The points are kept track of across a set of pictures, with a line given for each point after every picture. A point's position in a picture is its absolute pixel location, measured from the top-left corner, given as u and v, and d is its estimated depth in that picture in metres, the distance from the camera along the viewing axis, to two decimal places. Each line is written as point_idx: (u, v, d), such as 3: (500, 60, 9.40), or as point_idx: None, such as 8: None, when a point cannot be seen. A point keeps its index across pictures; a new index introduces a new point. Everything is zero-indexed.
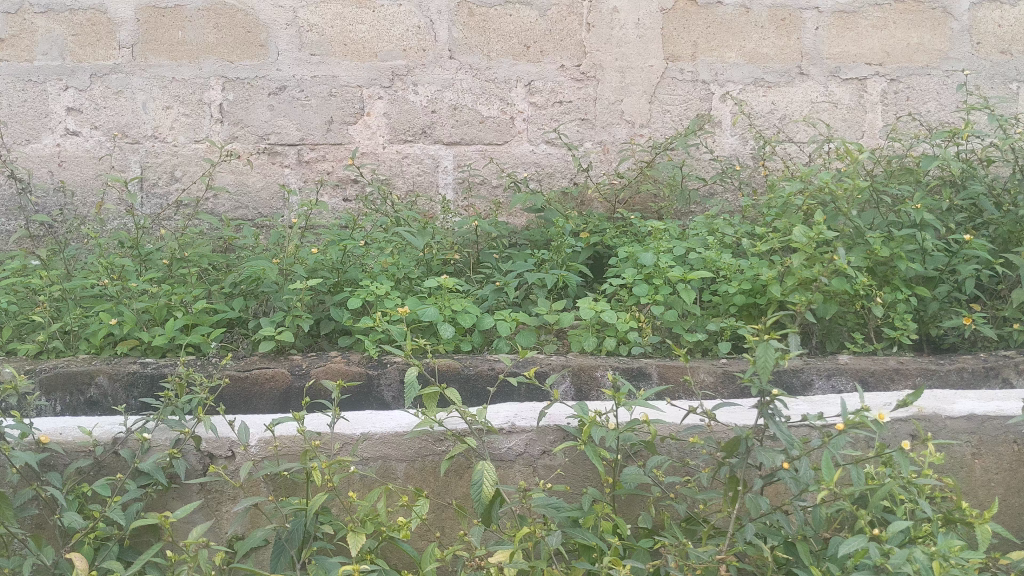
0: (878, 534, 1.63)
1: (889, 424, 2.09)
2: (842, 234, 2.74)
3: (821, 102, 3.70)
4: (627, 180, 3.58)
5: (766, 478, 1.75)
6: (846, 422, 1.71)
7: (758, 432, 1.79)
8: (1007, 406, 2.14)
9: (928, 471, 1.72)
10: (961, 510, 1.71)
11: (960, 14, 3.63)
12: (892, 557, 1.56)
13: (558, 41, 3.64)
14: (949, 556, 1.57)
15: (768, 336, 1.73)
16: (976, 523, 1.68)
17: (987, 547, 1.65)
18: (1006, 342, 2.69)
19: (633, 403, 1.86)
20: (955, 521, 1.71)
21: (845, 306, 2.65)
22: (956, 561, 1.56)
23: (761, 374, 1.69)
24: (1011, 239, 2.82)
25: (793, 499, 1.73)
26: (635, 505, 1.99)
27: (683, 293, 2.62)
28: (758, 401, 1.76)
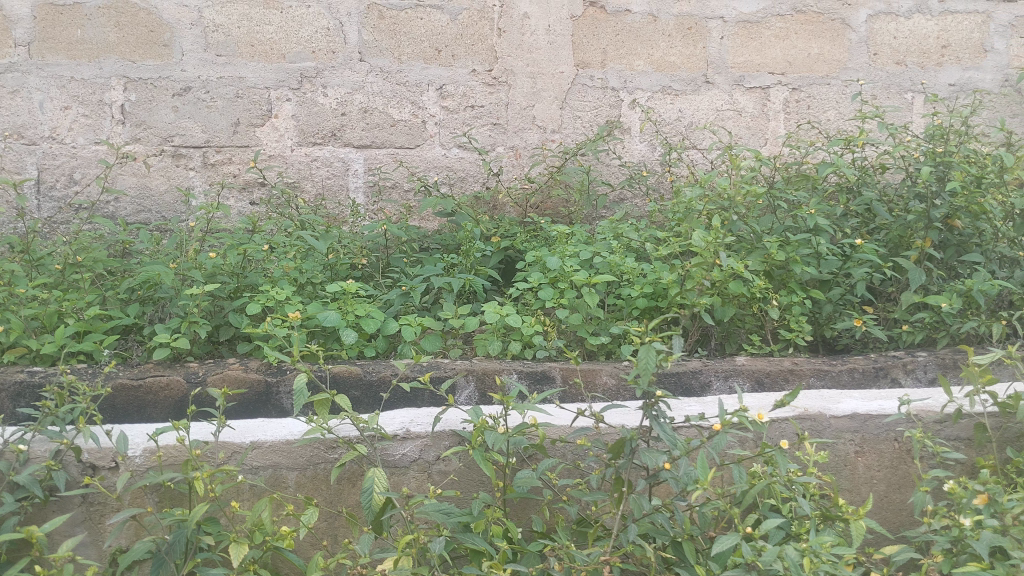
0: (752, 532, 1.67)
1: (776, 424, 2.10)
2: (742, 240, 2.83)
3: (726, 110, 3.78)
4: (537, 185, 3.60)
5: (651, 479, 1.76)
6: (725, 422, 1.73)
7: (647, 434, 1.81)
8: (889, 405, 2.14)
9: (805, 470, 1.77)
10: (838, 507, 1.77)
11: (858, 25, 3.75)
12: (763, 555, 1.60)
13: (469, 45, 3.65)
14: (820, 552, 1.62)
15: (650, 338, 1.74)
16: (851, 520, 1.75)
17: (861, 543, 1.71)
18: (895, 343, 2.78)
19: (522, 406, 1.84)
20: (833, 518, 1.76)
21: (743, 309, 2.72)
22: (827, 558, 1.61)
23: (643, 376, 1.71)
24: (901, 244, 2.91)
25: (676, 499, 1.75)
26: (528, 509, 1.99)
27: (587, 296, 2.63)
28: (644, 403, 1.77)
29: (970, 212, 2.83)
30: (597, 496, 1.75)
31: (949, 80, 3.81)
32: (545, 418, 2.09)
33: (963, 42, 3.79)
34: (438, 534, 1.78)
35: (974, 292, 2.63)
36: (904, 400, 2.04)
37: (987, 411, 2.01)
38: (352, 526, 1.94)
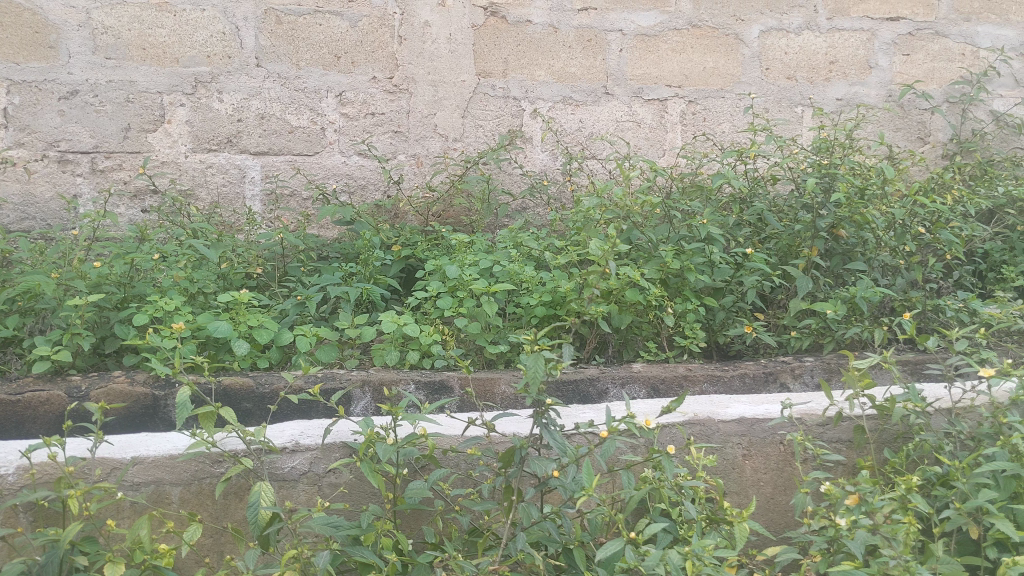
0: (636, 537, 1.68)
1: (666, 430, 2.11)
2: (639, 250, 2.91)
3: (625, 122, 3.83)
4: (438, 194, 3.59)
5: (540, 487, 1.75)
6: (612, 429, 1.75)
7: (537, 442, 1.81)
8: (775, 410, 2.17)
9: (692, 474, 1.81)
10: (723, 510, 1.80)
11: (750, 41, 3.86)
12: (646, 559, 1.61)
13: (369, 52, 3.62)
14: (702, 556, 1.63)
15: (539, 345, 1.74)
16: (735, 522, 1.76)
17: (743, 545, 1.74)
18: (785, 349, 2.87)
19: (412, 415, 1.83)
20: (719, 521, 1.79)
21: (640, 316, 2.76)
22: (709, 560, 1.63)
23: (532, 384, 1.71)
24: (789, 252, 3.01)
25: (563, 506, 1.75)
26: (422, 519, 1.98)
27: (486, 305, 2.60)
28: (534, 411, 1.77)
29: (854, 221, 2.93)
30: (486, 505, 1.74)
31: (837, 94, 3.95)
32: (439, 427, 2.09)
33: (849, 58, 3.94)
34: (325, 548, 1.74)
35: (857, 299, 2.74)
36: (785, 403, 2.08)
37: (866, 413, 2.06)
38: (238, 542, 1.89)
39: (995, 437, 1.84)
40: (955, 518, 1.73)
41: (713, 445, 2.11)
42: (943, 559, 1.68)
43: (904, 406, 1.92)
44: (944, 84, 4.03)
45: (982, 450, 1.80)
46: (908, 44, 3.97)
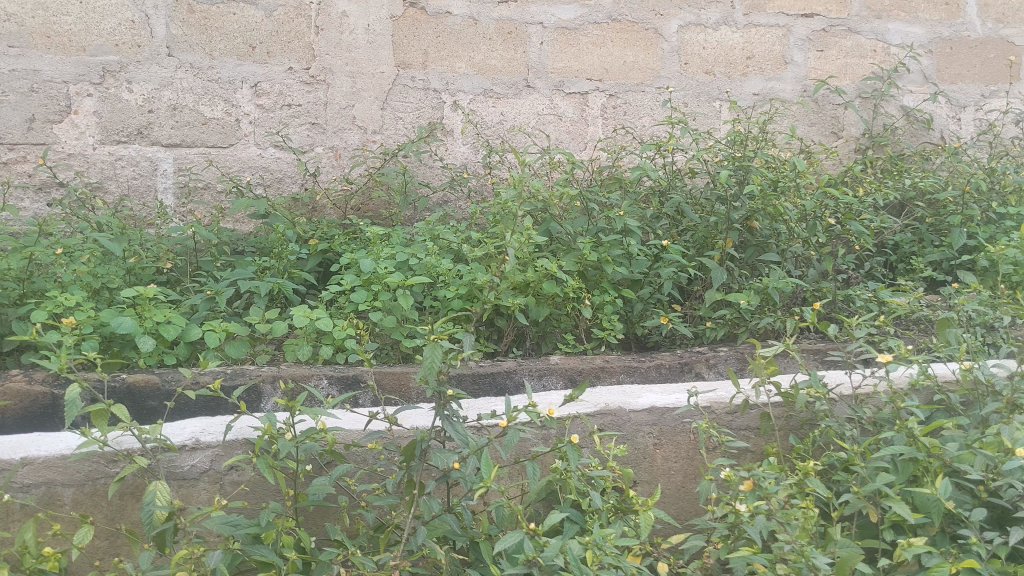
0: (535, 528, 1.66)
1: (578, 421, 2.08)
2: (559, 243, 2.90)
3: (546, 115, 3.83)
4: (357, 186, 3.54)
5: (440, 480, 1.74)
6: (511, 419, 1.72)
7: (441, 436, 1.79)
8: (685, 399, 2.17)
9: (598, 463, 1.81)
10: (630, 499, 1.79)
11: (670, 35, 3.89)
12: (545, 551, 1.61)
13: (285, 43, 3.55)
14: (603, 545, 1.63)
15: (437, 335, 1.70)
16: (640, 511, 1.76)
17: (648, 533, 1.73)
18: (700, 339, 2.88)
19: (315, 411, 1.78)
20: (625, 510, 1.79)
21: (558, 308, 2.75)
22: (609, 550, 1.62)
23: (429, 375, 1.67)
24: (705, 244, 3.03)
25: (462, 499, 1.74)
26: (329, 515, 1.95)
27: (402, 298, 2.54)
28: (436, 403, 1.75)
29: (767, 213, 2.99)
30: (387, 500, 1.72)
31: (753, 89, 4.00)
32: (336, 421, 2.04)
33: (766, 53, 3.99)
34: (223, 547, 1.70)
35: (770, 290, 2.79)
36: (692, 391, 2.08)
37: (772, 400, 2.08)
38: (132, 545, 1.83)
39: (892, 421, 1.86)
40: (853, 501, 1.74)
41: (624, 435, 2.10)
42: (841, 542, 1.69)
43: (806, 393, 1.92)
44: (856, 79, 4.12)
45: (879, 435, 1.82)
46: (822, 40, 4.05)
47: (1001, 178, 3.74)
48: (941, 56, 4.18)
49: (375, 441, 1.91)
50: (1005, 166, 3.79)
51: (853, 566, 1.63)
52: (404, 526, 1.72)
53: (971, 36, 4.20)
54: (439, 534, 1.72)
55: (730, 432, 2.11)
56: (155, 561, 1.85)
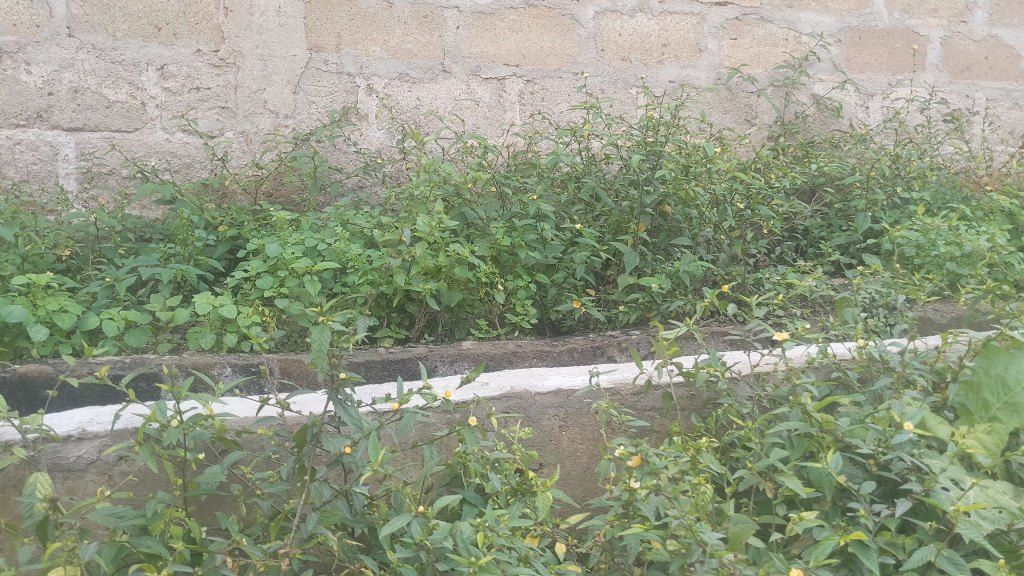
0: (425, 511, 1.64)
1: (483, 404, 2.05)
2: (473, 229, 2.86)
3: (463, 100, 3.80)
4: (268, 172, 3.46)
5: (332, 465, 1.70)
6: (403, 402, 1.68)
7: (335, 421, 1.75)
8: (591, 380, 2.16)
9: (499, 447, 1.80)
10: (528, 481, 1.78)
11: (586, 21, 3.89)
12: (434, 534, 1.58)
13: (192, 24, 3.44)
14: (495, 527, 1.61)
15: (328, 316, 1.66)
16: (538, 492, 1.76)
17: (546, 514, 1.73)
18: (614, 323, 2.88)
19: (206, 398, 1.72)
20: (523, 493, 1.78)
21: (471, 294, 2.70)
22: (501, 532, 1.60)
23: (318, 358, 1.63)
24: (618, 229, 3.04)
25: (354, 484, 1.70)
26: (224, 505, 1.90)
27: (309, 284, 2.50)
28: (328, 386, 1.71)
29: (679, 198, 3.01)
30: (276, 487, 1.67)
31: (668, 77, 4.04)
32: (225, 408, 1.98)
33: (680, 41, 4.03)
34: (108, 540, 1.65)
35: (681, 274, 2.82)
36: (594, 370, 2.06)
37: (674, 380, 2.09)
38: (12, 539, 1.76)
39: (788, 399, 1.88)
40: (747, 478, 1.75)
41: (529, 417, 2.08)
42: (735, 518, 1.71)
43: (705, 371, 1.93)
44: (769, 68, 4.18)
45: (775, 412, 1.84)
46: (735, 28, 4.10)
47: (906, 164, 3.84)
48: (850, 45, 4.27)
49: (271, 429, 1.86)
50: (910, 153, 3.89)
51: (746, 541, 1.63)
52: (295, 513, 1.68)
53: (878, 26, 4.30)
54: (333, 520, 1.69)
55: (635, 413, 2.11)
56: (36, 556, 1.78)
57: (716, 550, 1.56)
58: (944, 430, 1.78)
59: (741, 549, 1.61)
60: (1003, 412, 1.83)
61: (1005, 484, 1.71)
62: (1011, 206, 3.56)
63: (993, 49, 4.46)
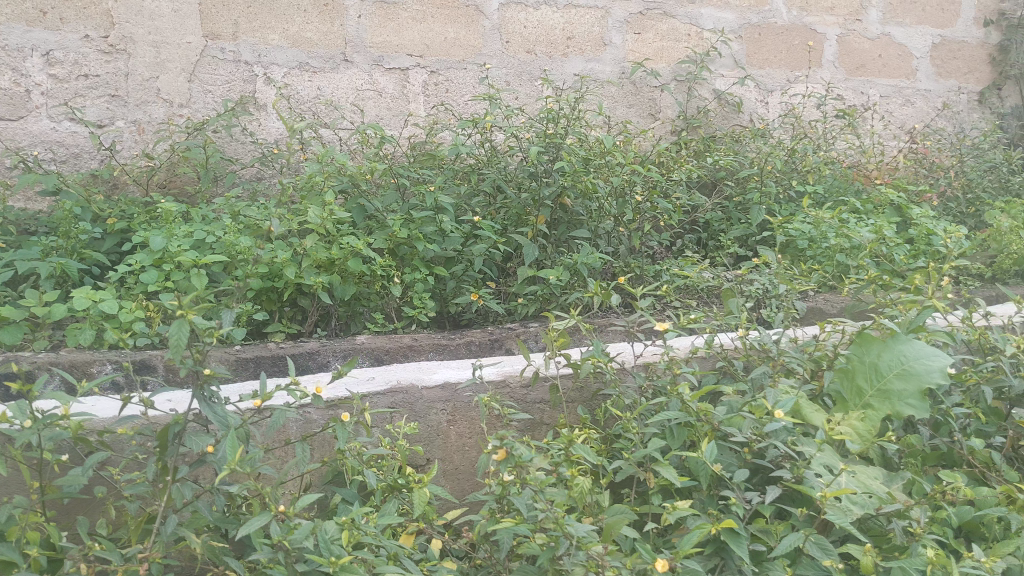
0: (285, 511, 1.56)
1: (366, 398, 2.00)
2: (370, 222, 2.79)
3: (365, 90, 3.74)
4: (160, 162, 3.35)
5: (195, 465, 1.64)
6: (264, 400, 1.62)
7: (201, 418, 1.71)
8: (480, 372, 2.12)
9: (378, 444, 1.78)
10: (405, 477, 1.76)
11: (490, 13, 3.86)
12: (293, 534, 1.52)
13: (80, 9, 3.30)
14: (361, 525, 1.59)
15: (187, 309, 1.57)
16: (415, 488, 1.73)
17: (423, 510, 1.70)
18: (513, 316, 2.86)
19: (65, 398, 1.64)
20: (399, 489, 1.75)
21: (366, 286, 2.66)
22: (369, 530, 1.59)
23: (175, 354, 1.55)
24: (518, 220, 3.02)
25: (216, 484, 1.64)
26: (88, 509, 1.83)
27: (194, 278, 2.42)
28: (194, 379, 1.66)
29: (578, 190, 3.01)
30: (136, 489, 1.61)
31: (573, 70, 4.05)
32: (85, 408, 1.89)
33: (585, 35, 4.04)
34: None
35: (580, 266, 2.81)
36: (477, 364, 2.03)
37: (561, 372, 2.10)
38: None
39: (668, 388, 1.89)
40: (624, 468, 1.76)
41: (416, 412, 2.04)
42: (611, 509, 1.71)
43: (589, 362, 1.94)
44: (672, 63, 4.23)
45: (655, 402, 1.84)
46: (639, 22, 4.13)
47: (802, 159, 3.93)
48: (750, 41, 4.35)
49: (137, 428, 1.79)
50: (806, 148, 3.98)
51: (618, 532, 1.63)
52: (157, 515, 1.62)
53: (777, 23, 4.38)
54: (199, 521, 1.63)
55: (523, 406, 2.10)
56: None
57: (585, 542, 1.53)
58: (819, 418, 1.80)
59: (612, 540, 1.61)
60: (875, 399, 1.86)
61: (874, 469, 1.72)
62: (899, 199, 3.67)
63: (886, 47, 4.60)
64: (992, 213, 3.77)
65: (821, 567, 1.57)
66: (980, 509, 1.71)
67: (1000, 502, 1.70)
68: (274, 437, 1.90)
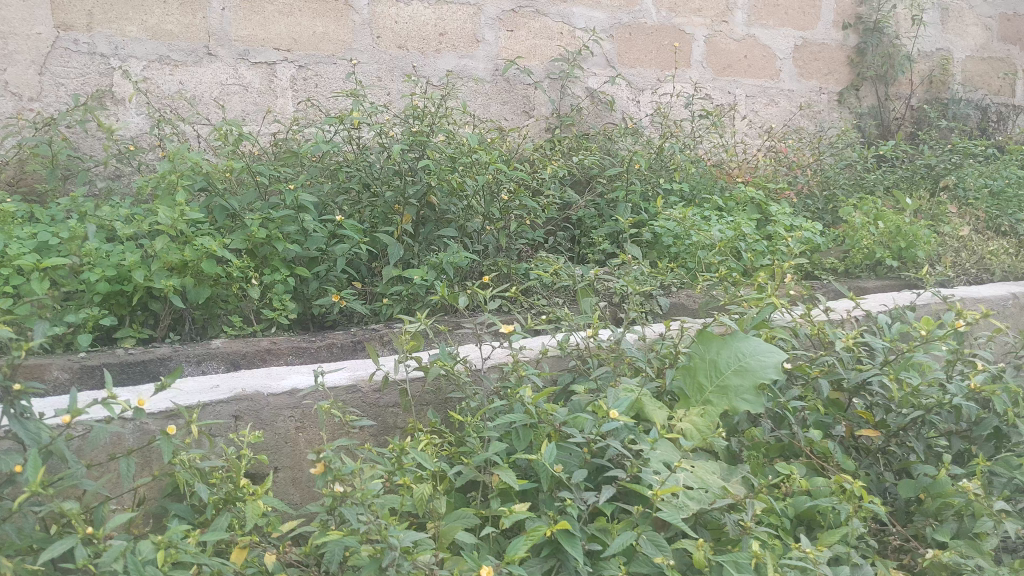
0: (94, 533, 1.51)
1: (209, 407, 1.93)
2: (228, 223, 2.73)
3: (230, 85, 3.63)
4: (8, 159, 3.17)
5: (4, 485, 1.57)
6: (72, 415, 1.56)
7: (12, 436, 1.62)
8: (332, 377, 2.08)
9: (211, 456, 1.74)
10: (239, 489, 1.71)
11: (360, 7, 3.80)
12: (102, 557, 1.47)
13: None
14: (181, 545, 1.54)
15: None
16: (249, 501, 1.69)
17: (255, 523, 1.67)
18: (378, 316, 2.82)
19: None
20: (233, 502, 1.70)
21: (222, 288, 2.58)
22: (189, 548, 1.55)
23: None
24: (384, 219, 2.98)
25: (26, 504, 1.57)
26: None
27: (34, 283, 2.30)
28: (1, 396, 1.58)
29: (445, 188, 2.99)
30: None
31: (446, 66, 4.03)
32: None
33: (457, 31, 4.02)
34: None
35: (444, 265, 2.80)
36: (320, 371, 1.99)
37: (412, 376, 2.08)
38: None
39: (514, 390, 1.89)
40: (465, 472, 1.75)
41: (261, 420, 1.99)
42: (450, 514, 1.70)
43: (436, 366, 1.91)
44: (544, 61, 4.26)
45: (497, 406, 1.84)
46: (512, 20, 4.13)
47: (669, 156, 4.01)
48: (621, 41, 4.41)
49: None
50: (673, 146, 4.07)
51: (453, 538, 1.64)
52: None
53: (647, 23, 4.45)
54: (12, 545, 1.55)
55: (375, 410, 2.08)
56: None
57: (411, 551, 1.51)
58: (661, 415, 1.84)
59: (447, 545, 1.63)
60: (715, 396, 1.91)
61: (713, 463, 1.79)
62: (759, 196, 3.80)
63: (751, 48, 4.75)
64: (845, 209, 3.94)
65: (654, 563, 1.59)
66: (815, 498, 1.78)
67: (832, 492, 1.77)
68: (102, 450, 1.84)
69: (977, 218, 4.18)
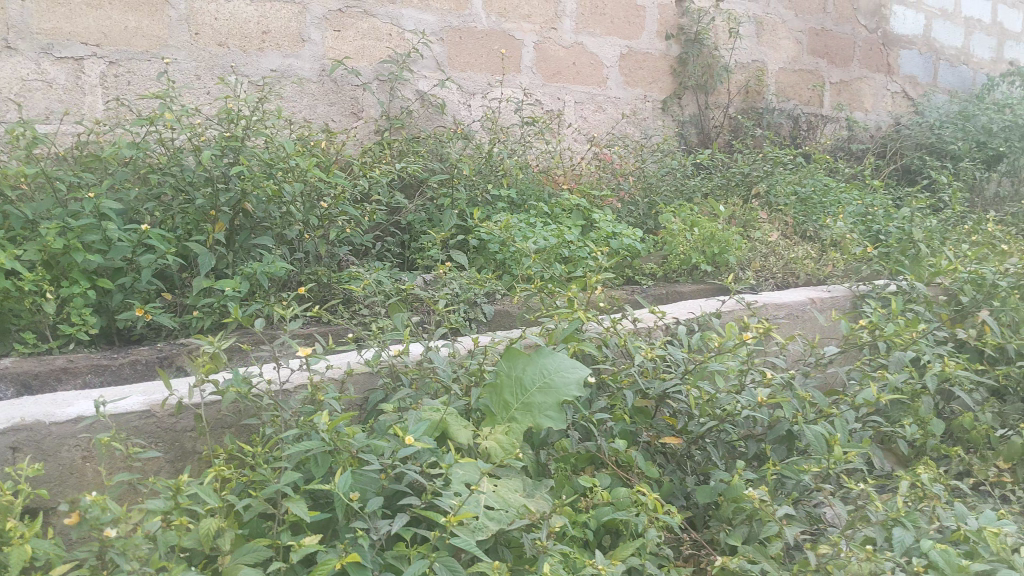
0: None
1: None
2: (21, 232, 2.57)
3: (32, 80, 3.39)
4: None
5: None
6: None
7: None
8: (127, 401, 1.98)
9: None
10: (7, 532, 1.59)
11: (176, 2, 3.63)
12: None
13: None
14: None
15: None
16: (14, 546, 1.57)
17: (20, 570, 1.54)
18: (187, 329, 2.69)
19: None
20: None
21: (13, 304, 2.43)
22: None
23: None
24: (193, 227, 2.85)
25: None
26: None
27: None
28: None
29: (262, 195, 2.89)
30: None
31: (270, 66, 3.91)
32: None
33: (281, 30, 3.91)
34: None
35: (259, 276, 2.72)
36: (100, 400, 1.88)
37: (209, 400, 2.02)
38: None
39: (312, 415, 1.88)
40: (253, 505, 1.69)
41: (44, 451, 1.88)
42: (238, 551, 1.64)
43: (229, 392, 1.86)
44: (373, 62, 4.19)
45: (290, 434, 1.79)
46: (338, 20, 4.06)
47: (498, 162, 4.04)
48: (450, 45, 4.40)
49: None
50: (501, 152, 4.11)
51: None
52: None
53: (477, 27, 4.46)
54: None
55: (173, 434, 2.01)
56: None
57: None
58: (464, 435, 1.86)
59: None
60: (520, 413, 1.94)
61: (514, 482, 1.81)
62: (583, 203, 3.89)
63: (579, 55, 4.85)
64: (664, 216, 4.10)
65: None
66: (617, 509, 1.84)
67: (630, 504, 1.82)
68: None
69: (786, 224, 4.42)
